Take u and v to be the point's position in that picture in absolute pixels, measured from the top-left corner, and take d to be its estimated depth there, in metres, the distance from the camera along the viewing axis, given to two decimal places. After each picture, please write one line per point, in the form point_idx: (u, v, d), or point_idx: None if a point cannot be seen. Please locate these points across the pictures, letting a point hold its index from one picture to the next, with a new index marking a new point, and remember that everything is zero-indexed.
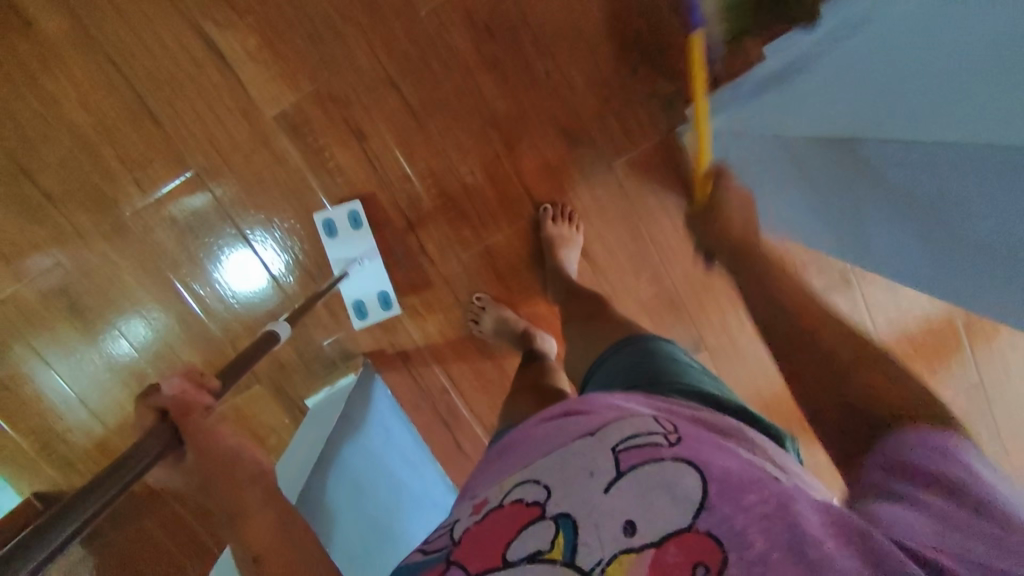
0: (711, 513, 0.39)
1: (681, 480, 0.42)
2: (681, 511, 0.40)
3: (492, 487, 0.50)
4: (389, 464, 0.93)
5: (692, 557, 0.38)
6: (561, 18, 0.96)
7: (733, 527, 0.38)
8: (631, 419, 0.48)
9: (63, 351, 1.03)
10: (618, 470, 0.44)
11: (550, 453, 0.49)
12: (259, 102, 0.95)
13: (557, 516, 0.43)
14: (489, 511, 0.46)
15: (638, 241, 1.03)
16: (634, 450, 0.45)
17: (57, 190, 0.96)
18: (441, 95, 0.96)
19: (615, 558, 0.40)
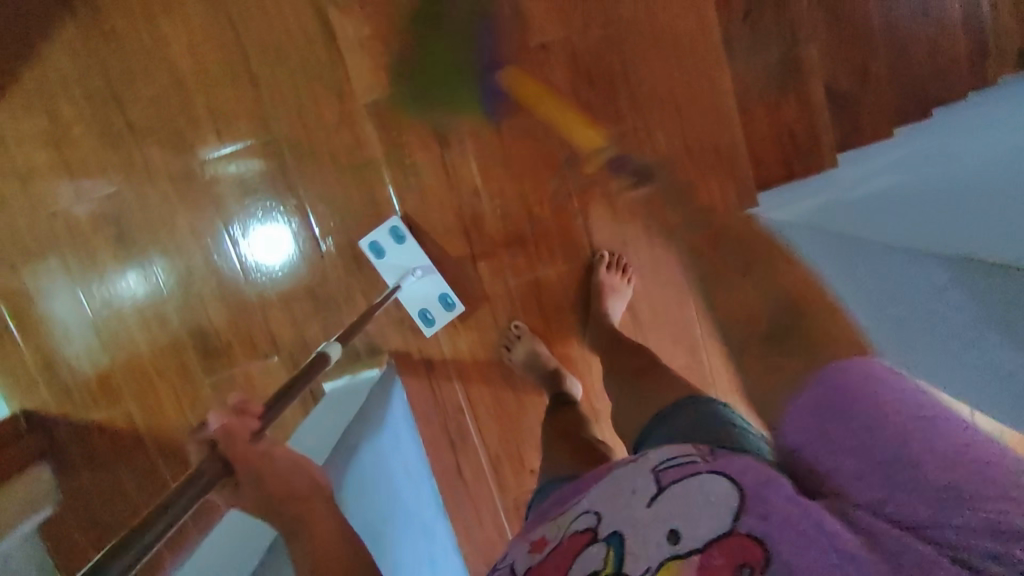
0: (750, 516, 0.46)
1: (715, 490, 0.49)
2: (724, 517, 0.47)
3: (547, 527, 0.58)
4: (390, 470, 0.90)
5: (737, 559, 0.44)
6: (659, 80, 0.99)
7: (772, 521, 0.44)
8: (669, 450, 0.57)
9: (95, 277, 1.02)
10: (659, 485, 0.52)
11: (600, 487, 0.58)
12: (355, 88, 0.97)
13: (608, 536, 0.52)
14: (549, 550, 0.55)
15: (685, 310, 1.03)
16: (671, 468, 0.53)
17: (140, 123, 0.98)
18: (530, 123, 0.98)
19: (663, 565, 0.47)
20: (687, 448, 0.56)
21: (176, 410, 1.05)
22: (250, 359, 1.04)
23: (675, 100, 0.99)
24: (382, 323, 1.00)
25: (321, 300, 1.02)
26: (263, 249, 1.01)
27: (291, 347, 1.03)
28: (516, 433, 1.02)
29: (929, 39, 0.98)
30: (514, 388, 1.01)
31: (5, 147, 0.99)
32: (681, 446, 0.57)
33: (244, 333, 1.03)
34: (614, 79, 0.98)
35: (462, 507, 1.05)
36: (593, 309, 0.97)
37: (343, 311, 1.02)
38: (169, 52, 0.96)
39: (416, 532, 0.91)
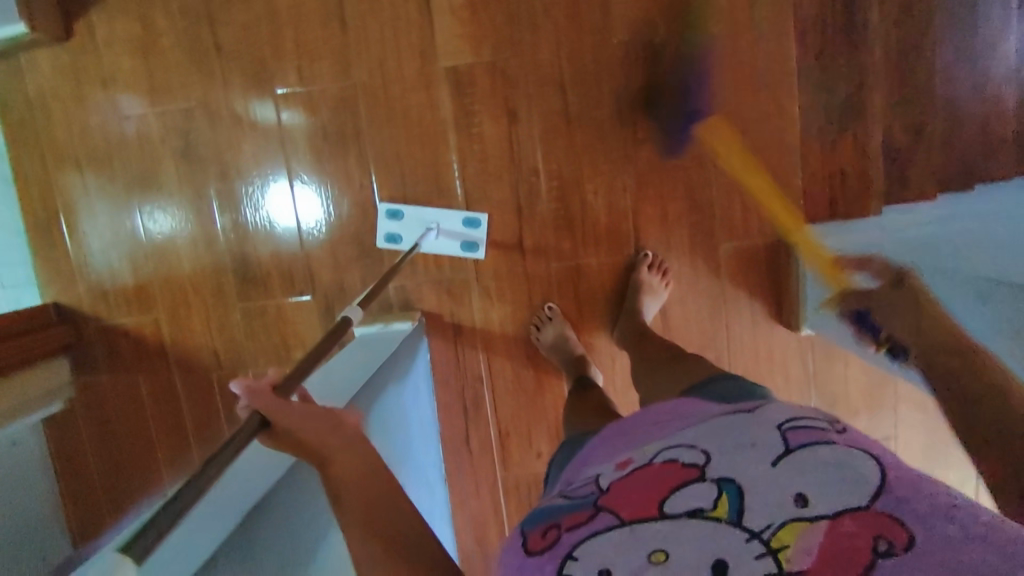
0: (889, 497, 0.41)
1: (855, 465, 0.44)
2: (859, 493, 0.42)
3: (637, 451, 0.53)
4: (407, 421, 0.93)
5: (873, 532, 0.39)
6: (731, 96, 1.01)
7: (914, 510, 0.40)
8: (792, 410, 0.52)
9: (153, 186, 1.05)
10: (785, 445, 0.47)
11: (704, 427, 0.53)
12: (439, 51, 1.00)
13: (719, 480, 0.45)
14: (638, 468, 0.50)
15: (714, 322, 1.05)
16: (799, 431, 0.48)
17: (227, 46, 1.01)
18: (600, 114, 1.01)
19: (786, 523, 0.41)
20: (808, 413, 0.52)
21: (205, 328, 1.07)
22: (286, 292, 1.06)
23: (743, 118, 1.02)
24: (420, 280, 1.03)
25: (365, 247, 1.04)
26: (320, 215, 1.04)
27: (327, 288, 1.05)
28: (528, 411, 1.04)
29: (980, 116, 0.98)
30: (535, 367, 1.03)
31: (95, 45, 1.02)
32: (799, 409, 0.53)
33: (285, 267, 1.05)
34: (685, 87, 1.01)
35: (463, 474, 1.06)
36: (628, 303, 0.99)
37: (383, 262, 1.04)
38: None
39: (421, 486, 0.94)
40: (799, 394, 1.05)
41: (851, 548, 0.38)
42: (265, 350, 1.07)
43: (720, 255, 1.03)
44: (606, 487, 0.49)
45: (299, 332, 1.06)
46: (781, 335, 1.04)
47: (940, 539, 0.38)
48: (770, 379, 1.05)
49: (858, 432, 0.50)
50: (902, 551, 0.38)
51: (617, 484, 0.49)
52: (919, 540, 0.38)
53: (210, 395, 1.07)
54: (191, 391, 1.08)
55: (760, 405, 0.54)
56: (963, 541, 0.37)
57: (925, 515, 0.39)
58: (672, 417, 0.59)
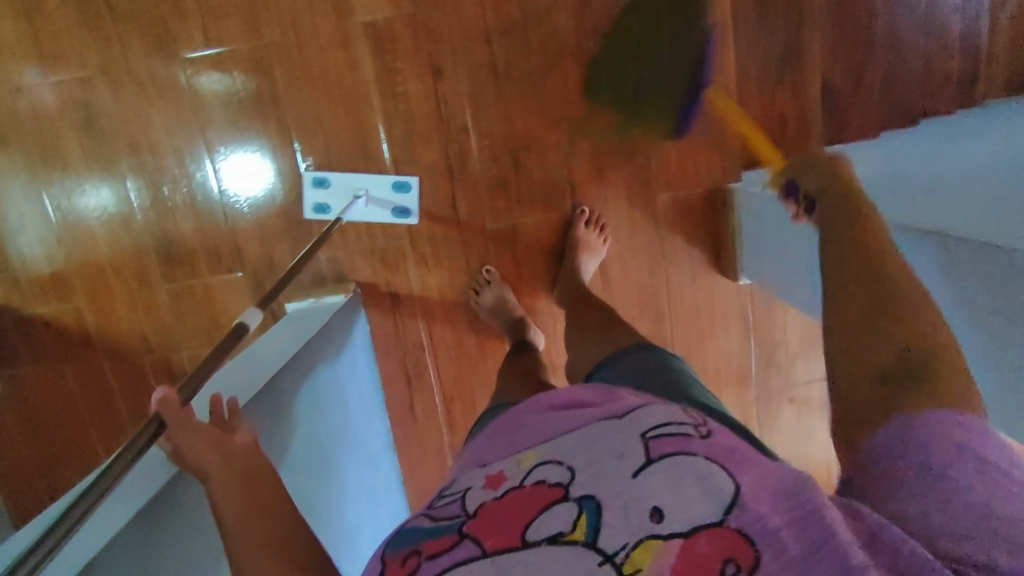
0: (743, 512, 0.41)
1: (712, 476, 0.43)
2: (714, 506, 0.42)
3: (509, 462, 0.51)
4: (342, 404, 0.90)
5: (723, 552, 0.39)
6: (664, 44, 0.98)
7: (767, 527, 0.40)
8: (662, 411, 0.50)
9: (57, 164, 0.98)
10: (647, 456, 0.46)
11: (575, 435, 0.51)
12: (356, 5, 0.94)
13: (581, 499, 0.45)
14: (508, 489, 0.48)
15: (655, 277, 1.04)
16: (663, 438, 0.47)
17: (123, 7, 0.93)
18: (528, 68, 0.96)
19: (640, 544, 0.41)
20: (676, 412, 0.51)
21: (130, 313, 1.02)
22: (213, 271, 1.01)
23: (676, 67, 0.99)
24: (352, 250, 0.99)
25: (292, 220, 1.00)
26: (239, 185, 0.99)
27: (256, 264, 1.01)
28: (473, 376, 1.03)
29: (920, 56, 0.99)
30: (476, 334, 1.02)
31: None
32: (667, 408, 0.52)
33: (210, 244, 1.00)
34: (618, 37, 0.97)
35: (411, 444, 1.06)
36: (566, 263, 0.98)
37: (313, 234, 1.00)
38: None
39: (360, 463, 0.92)
40: (739, 345, 1.06)
41: (704, 569, 0.39)
42: (195, 333, 1.03)
43: (658, 210, 1.02)
44: (470, 508, 0.48)
45: (230, 311, 1.02)
46: (721, 287, 1.04)
47: (795, 564, 0.38)
48: (712, 331, 1.06)
49: (723, 433, 0.50)
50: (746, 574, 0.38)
51: (482, 506, 0.47)
52: (767, 565, 0.38)
53: (143, 382, 1.04)
54: (121, 379, 1.03)
55: (631, 407, 0.53)
56: (809, 559, 0.38)
57: (775, 540, 0.39)
58: (551, 414, 0.57)
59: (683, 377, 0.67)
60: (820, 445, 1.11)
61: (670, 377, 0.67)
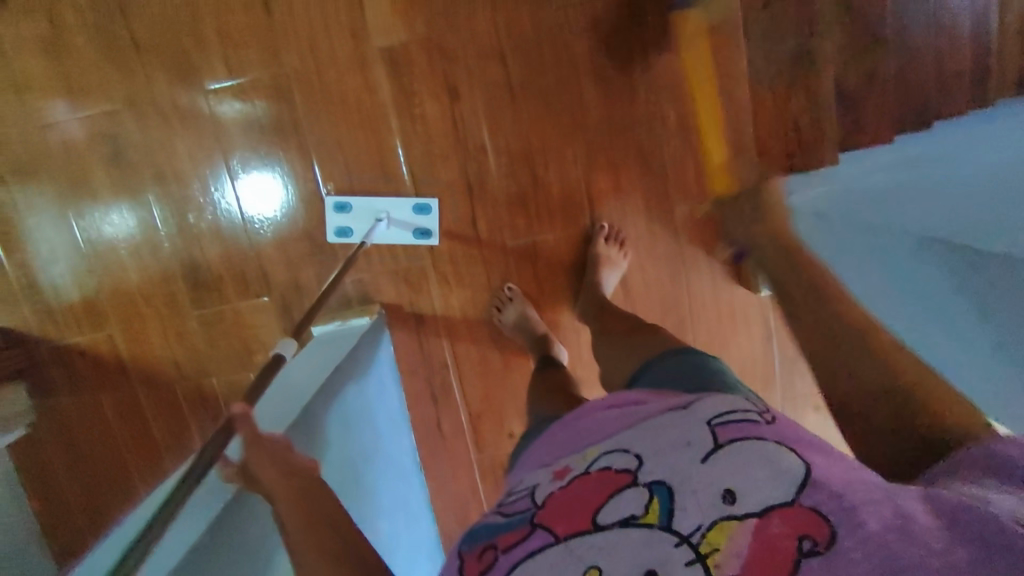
0: (814, 491, 0.41)
1: (782, 460, 0.44)
2: (787, 487, 0.42)
3: (574, 457, 0.53)
4: (366, 413, 0.91)
5: (798, 530, 0.39)
6: (677, 57, 0.98)
7: (841, 503, 0.39)
8: (725, 401, 0.51)
9: (86, 194, 1.00)
10: (714, 441, 0.46)
11: (639, 426, 0.52)
12: (371, 30, 0.95)
13: (652, 484, 0.45)
14: (574, 478, 0.49)
15: (676, 287, 1.04)
16: (729, 425, 0.48)
17: (146, 41, 0.95)
18: (542, 85, 0.97)
19: (715, 525, 0.41)
20: (738, 402, 0.52)
21: (162, 340, 1.05)
22: (240, 296, 1.03)
23: (690, 79, 0.99)
24: (377, 271, 1.01)
25: (316, 243, 1.01)
26: (263, 211, 1.01)
27: (283, 288, 1.03)
28: (498, 391, 1.04)
29: (937, 49, 0.96)
30: (502, 349, 1.03)
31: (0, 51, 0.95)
32: (729, 398, 0.53)
33: (237, 270, 1.02)
34: (630, 50, 0.98)
35: (440, 460, 1.07)
36: (587, 277, 0.99)
37: (337, 257, 1.02)
38: None
39: (393, 478, 0.94)
40: (763, 352, 1.06)
41: (780, 549, 0.39)
42: (225, 359, 1.05)
43: (677, 221, 1.03)
44: (540, 500, 0.49)
45: (259, 335, 1.04)
46: (743, 296, 1.04)
47: (870, 543, 0.37)
48: (735, 339, 1.06)
49: (789, 423, 0.50)
50: (824, 549, 0.38)
51: (551, 496, 0.48)
52: (844, 541, 0.38)
53: (178, 408, 1.06)
54: (156, 406, 1.06)
55: (693, 398, 0.53)
56: (887, 535, 0.37)
57: (850, 513, 0.39)
58: (610, 411, 0.58)
59: (720, 376, 0.67)
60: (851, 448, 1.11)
61: (707, 379, 0.66)
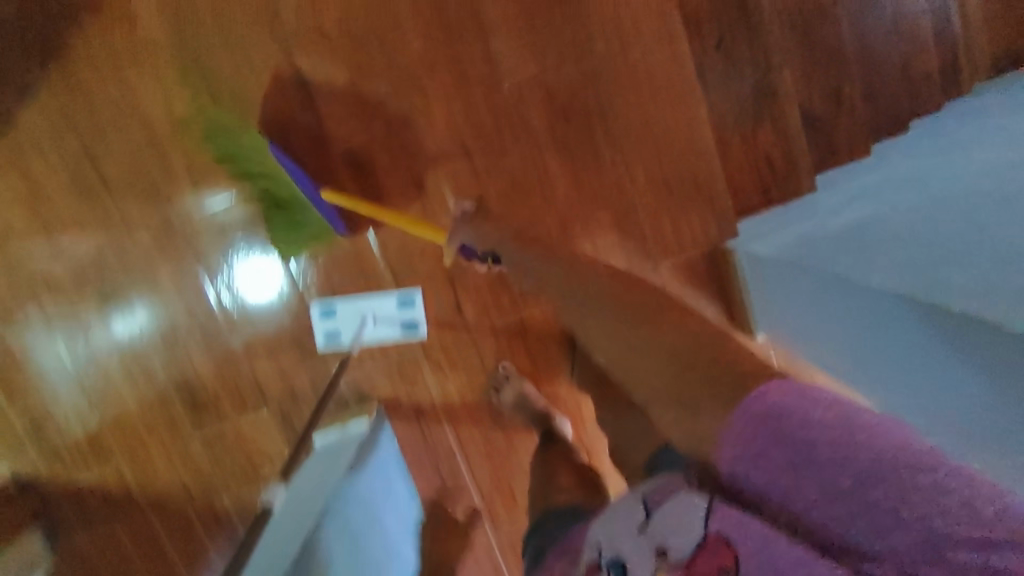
0: (717, 518, 0.47)
1: (691, 504, 0.50)
2: (698, 528, 0.48)
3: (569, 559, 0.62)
4: (370, 502, 0.91)
5: (716, 564, 0.46)
6: (634, 116, 0.99)
7: (742, 525, 0.45)
8: (660, 475, 0.57)
9: (77, 331, 1.02)
10: (647, 513, 0.53)
11: (604, 518, 0.60)
12: (331, 138, 0.97)
13: (611, 565, 0.55)
14: None
15: None
16: (657, 492, 0.54)
17: (117, 181, 0.98)
18: (505, 165, 0.99)
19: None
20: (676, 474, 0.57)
21: (167, 465, 1.05)
22: (240, 411, 1.04)
23: (651, 135, 1.00)
24: (371, 369, 1.01)
25: (306, 350, 1.02)
26: (251, 327, 1.02)
27: (280, 398, 1.03)
28: (508, 470, 1.04)
29: (895, 62, 1.00)
30: (506, 427, 1.03)
31: None
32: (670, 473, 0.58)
33: (232, 386, 1.03)
34: (588, 117, 0.99)
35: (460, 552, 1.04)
36: (580, 347, 0.99)
37: (329, 362, 1.02)
38: (146, 110, 0.96)
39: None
40: None
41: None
42: (231, 475, 1.05)
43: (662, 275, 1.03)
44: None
45: (261, 447, 1.04)
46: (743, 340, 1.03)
47: (776, 561, 0.42)
48: None
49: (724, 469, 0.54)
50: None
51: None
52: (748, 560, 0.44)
53: (191, 531, 1.06)
54: (170, 531, 1.06)
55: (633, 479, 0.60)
56: (782, 543, 0.43)
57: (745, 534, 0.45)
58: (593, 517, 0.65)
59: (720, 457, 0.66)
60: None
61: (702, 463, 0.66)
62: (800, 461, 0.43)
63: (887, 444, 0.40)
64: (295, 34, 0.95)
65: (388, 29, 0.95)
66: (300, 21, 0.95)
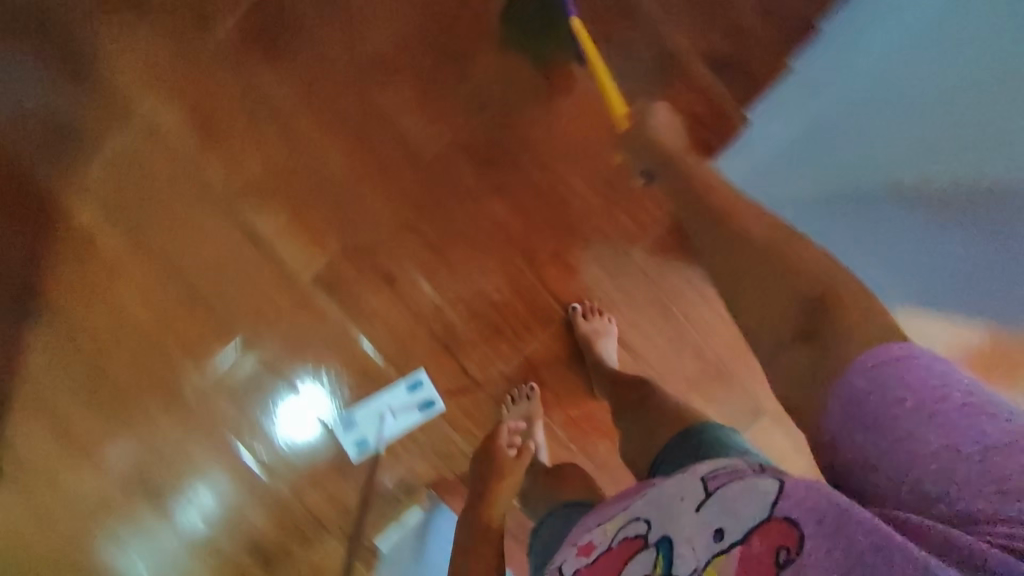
0: (787, 501, 0.45)
1: (761, 484, 0.48)
2: (763, 505, 0.47)
3: (600, 533, 0.61)
4: None
5: (774, 543, 0.45)
6: (554, 133, 1.03)
7: (808, 508, 0.44)
8: (722, 461, 0.57)
9: (139, 532, 1.07)
10: (705, 491, 0.53)
11: (650, 494, 0.60)
12: (296, 268, 1.03)
13: (658, 542, 0.53)
14: (601, 553, 0.58)
15: (672, 321, 1.05)
16: (718, 476, 0.53)
17: (127, 384, 1.04)
18: (456, 227, 1.03)
19: (708, 562, 0.48)
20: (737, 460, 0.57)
21: None
22: (306, 548, 1.06)
23: (576, 143, 1.03)
24: (409, 460, 1.04)
25: (344, 468, 1.04)
26: (289, 466, 1.05)
27: (337, 521, 1.05)
28: None
29: None
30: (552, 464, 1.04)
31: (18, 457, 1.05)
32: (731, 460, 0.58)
33: (290, 528, 1.05)
34: (513, 153, 1.03)
35: None
36: (589, 360, 1.00)
37: (368, 468, 1.05)
38: (128, 309, 1.03)
39: None
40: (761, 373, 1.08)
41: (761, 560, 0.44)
42: None
43: (639, 263, 1.04)
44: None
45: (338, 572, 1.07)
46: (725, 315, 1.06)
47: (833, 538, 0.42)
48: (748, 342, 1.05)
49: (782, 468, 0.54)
50: (796, 554, 0.43)
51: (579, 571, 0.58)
52: (809, 542, 0.43)
53: None
54: None
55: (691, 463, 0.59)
56: (838, 512, 0.42)
57: (809, 510, 0.43)
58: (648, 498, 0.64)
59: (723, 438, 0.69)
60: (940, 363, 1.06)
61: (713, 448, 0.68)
62: (891, 417, 0.44)
63: (1000, 431, 0.40)
64: (231, 194, 1.02)
65: (307, 152, 1.02)
66: (229, 175, 1.02)
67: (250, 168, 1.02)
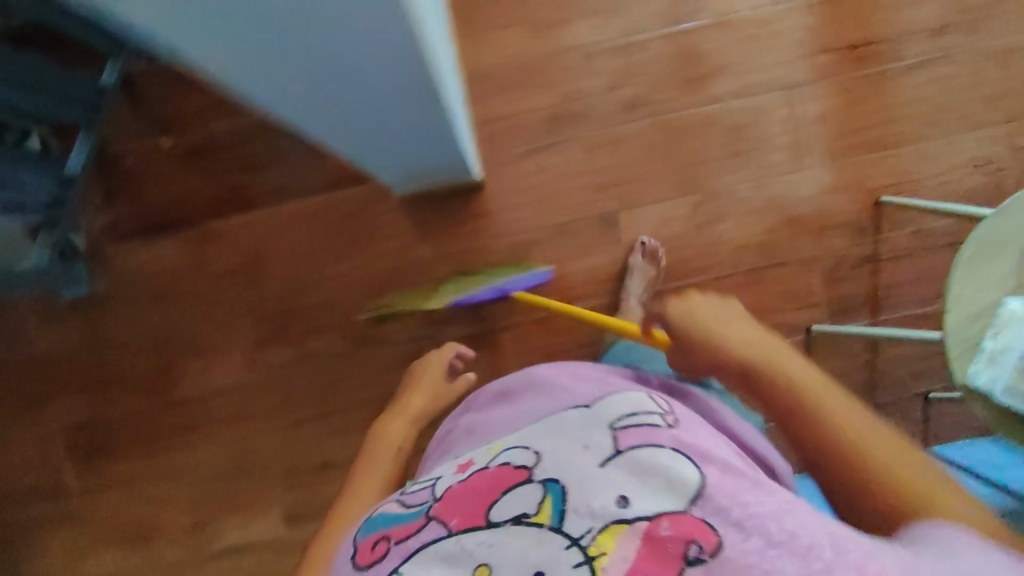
0: (705, 500, 0.50)
1: (681, 467, 0.53)
2: (681, 493, 0.50)
3: (478, 451, 0.63)
4: None
5: (686, 535, 0.48)
6: (286, 266, 1.17)
7: (736, 512, 0.49)
8: (635, 404, 0.61)
9: None
10: (615, 448, 0.55)
11: (541, 425, 0.62)
12: (277, 528, 1.15)
13: (546, 483, 0.54)
14: (477, 471, 0.59)
15: (486, 256, 1.15)
16: (628, 434, 0.56)
17: None
18: (316, 386, 1.16)
19: (606, 526, 0.49)
20: (643, 402, 0.61)
21: None
22: None
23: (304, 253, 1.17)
24: None
25: None
26: None
27: None
28: None
29: None
30: None
31: None
32: (635, 399, 0.62)
33: None
34: (285, 309, 1.16)
35: None
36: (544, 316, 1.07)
37: None
38: None
39: None
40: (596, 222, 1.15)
41: (672, 553, 0.47)
42: None
43: (425, 257, 1.15)
44: (439, 493, 0.59)
45: None
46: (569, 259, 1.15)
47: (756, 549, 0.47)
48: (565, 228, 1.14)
49: (686, 423, 0.60)
50: (708, 556, 0.47)
51: (450, 488, 0.58)
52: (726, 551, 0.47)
53: None
54: None
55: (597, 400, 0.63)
56: (784, 531, 0.47)
57: (739, 515, 0.48)
58: (528, 404, 0.69)
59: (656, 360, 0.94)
60: (639, 96, 1.15)
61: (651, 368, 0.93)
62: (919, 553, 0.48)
63: None
64: (194, 543, 1.15)
65: (198, 469, 1.16)
66: (176, 538, 1.15)
67: (179, 521, 1.15)
